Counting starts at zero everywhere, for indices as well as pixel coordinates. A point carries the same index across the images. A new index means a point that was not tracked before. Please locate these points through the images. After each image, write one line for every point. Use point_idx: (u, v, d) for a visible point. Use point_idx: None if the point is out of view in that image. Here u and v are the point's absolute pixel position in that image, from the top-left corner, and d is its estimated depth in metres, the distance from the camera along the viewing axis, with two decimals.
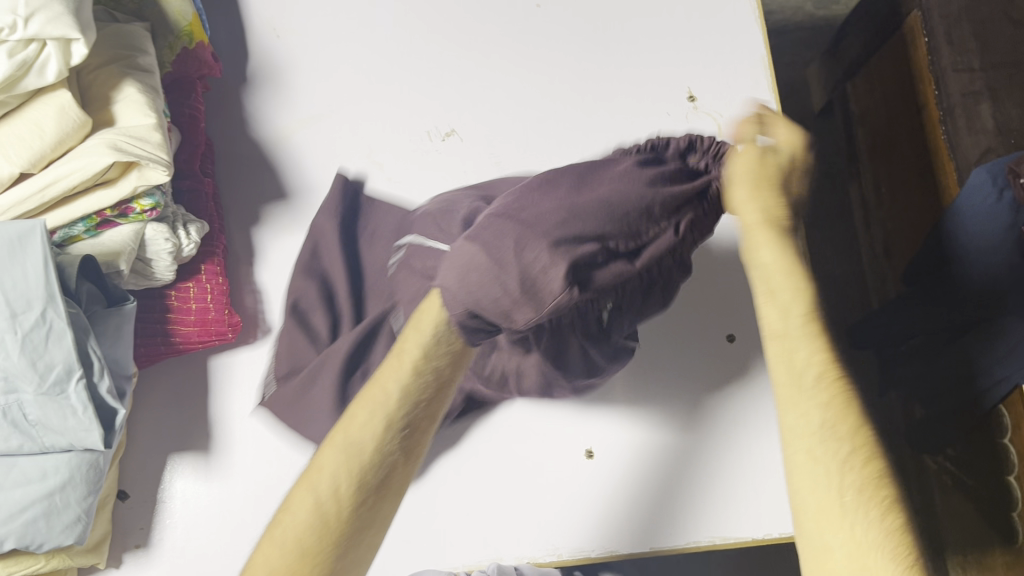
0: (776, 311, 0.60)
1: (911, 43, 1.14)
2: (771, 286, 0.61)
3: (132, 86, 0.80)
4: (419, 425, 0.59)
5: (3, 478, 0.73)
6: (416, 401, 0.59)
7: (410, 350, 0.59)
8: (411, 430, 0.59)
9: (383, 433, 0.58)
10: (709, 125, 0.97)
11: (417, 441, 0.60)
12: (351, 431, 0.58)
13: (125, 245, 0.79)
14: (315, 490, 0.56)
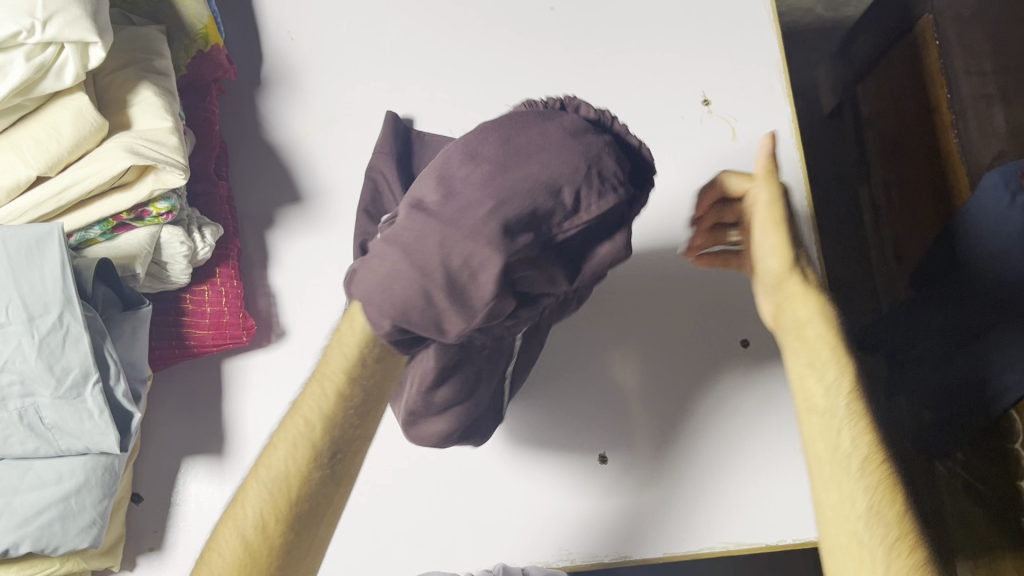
0: (818, 424, 0.62)
1: (924, 47, 1.14)
2: (813, 399, 0.63)
3: (149, 89, 0.80)
4: (340, 451, 0.59)
5: (19, 481, 0.73)
6: (340, 419, 0.58)
7: (331, 372, 0.58)
8: (334, 455, 0.58)
9: (305, 461, 0.57)
10: (724, 129, 0.97)
11: (340, 469, 0.59)
12: (271, 459, 0.58)
13: (140, 248, 0.79)
14: (237, 518, 0.57)
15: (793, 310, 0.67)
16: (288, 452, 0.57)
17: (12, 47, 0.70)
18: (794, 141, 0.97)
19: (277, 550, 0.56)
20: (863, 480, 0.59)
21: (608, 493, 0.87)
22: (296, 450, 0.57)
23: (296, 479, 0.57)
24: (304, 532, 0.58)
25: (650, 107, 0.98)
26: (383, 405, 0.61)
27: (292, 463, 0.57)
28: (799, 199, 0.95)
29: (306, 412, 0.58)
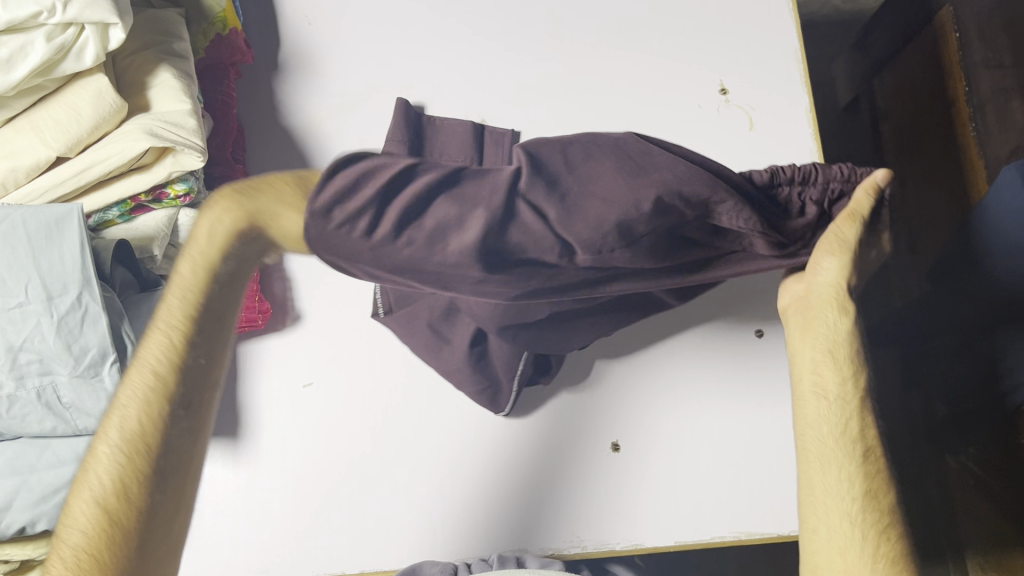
0: (832, 409, 0.66)
1: (942, 40, 1.13)
2: (827, 385, 0.67)
3: (167, 72, 0.80)
4: (188, 383, 0.58)
5: (36, 460, 0.74)
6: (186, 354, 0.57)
7: (173, 315, 0.57)
8: (183, 397, 0.58)
9: (156, 412, 0.57)
10: (742, 119, 0.97)
11: (193, 402, 0.59)
12: (123, 412, 0.57)
13: (158, 231, 0.80)
14: (88, 488, 0.57)
15: (823, 300, 0.67)
16: (139, 407, 0.57)
17: (31, 28, 0.70)
18: (812, 133, 0.96)
19: (138, 501, 0.56)
20: (857, 467, 0.64)
21: (617, 478, 0.87)
22: (147, 403, 0.57)
23: (149, 431, 0.56)
24: (163, 482, 0.57)
25: (667, 95, 0.98)
26: (230, 324, 0.60)
27: (143, 417, 0.56)
28: None
29: (151, 356, 0.57)
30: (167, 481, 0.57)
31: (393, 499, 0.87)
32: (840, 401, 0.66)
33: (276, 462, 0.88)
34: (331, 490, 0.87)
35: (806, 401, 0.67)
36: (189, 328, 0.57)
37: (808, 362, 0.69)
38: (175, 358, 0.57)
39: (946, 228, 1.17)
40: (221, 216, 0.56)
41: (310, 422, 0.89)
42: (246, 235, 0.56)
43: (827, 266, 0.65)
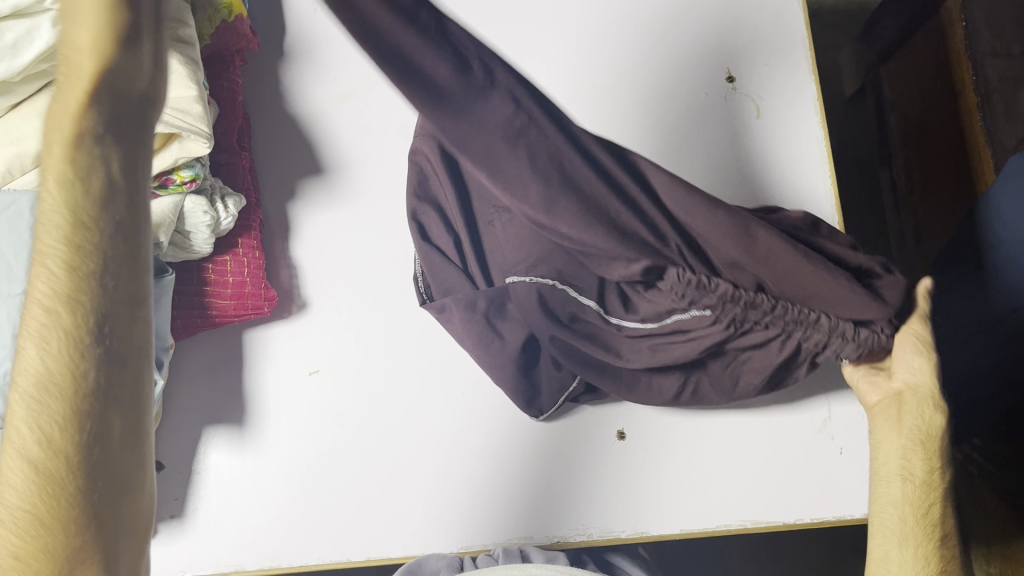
0: (917, 492, 0.72)
1: (948, 29, 1.12)
2: (912, 469, 0.73)
3: (174, 58, 0.79)
4: (106, 310, 0.50)
5: None
6: (72, 288, 0.49)
7: (48, 233, 0.49)
8: (104, 328, 0.50)
9: (61, 349, 0.49)
10: (749, 107, 0.96)
11: (120, 335, 0.51)
12: (26, 373, 0.49)
13: (164, 217, 0.79)
14: (13, 443, 0.50)
15: (910, 402, 0.74)
16: (39, 358, 0.49)
17: (37, 14, 0.70)
18: (819, 121, 0.96)
19: (79, 463, 0.50)
20: (932, 548, 0.71)
21: (624, 464, 0.87)
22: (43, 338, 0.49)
23: (65, 387, 0.49)
24: (108, 429, 0.51)
25: (674, 83, 0.97)
26: (138, 226, 0.52)
27: (47, 351, 0.49)
28: (823, 179, 0.94)
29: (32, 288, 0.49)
30: (105, 438, 0.51)
31: (400, 484, 0.87)
32: (920, 487, 0.73)
33: (283, 449, 0.88)
34: (334, 465, 0.87)
35: (891, 480, 0.74)
36: (83, 253, 0.49)
37: (896, 447, 0.75)
38: (67, 287, 0.49)
39: (952, 217, 1.17)
40: (57, 119, 0.49)
41: (319, 409, 0.89)
42: (120, 120, 0.50)
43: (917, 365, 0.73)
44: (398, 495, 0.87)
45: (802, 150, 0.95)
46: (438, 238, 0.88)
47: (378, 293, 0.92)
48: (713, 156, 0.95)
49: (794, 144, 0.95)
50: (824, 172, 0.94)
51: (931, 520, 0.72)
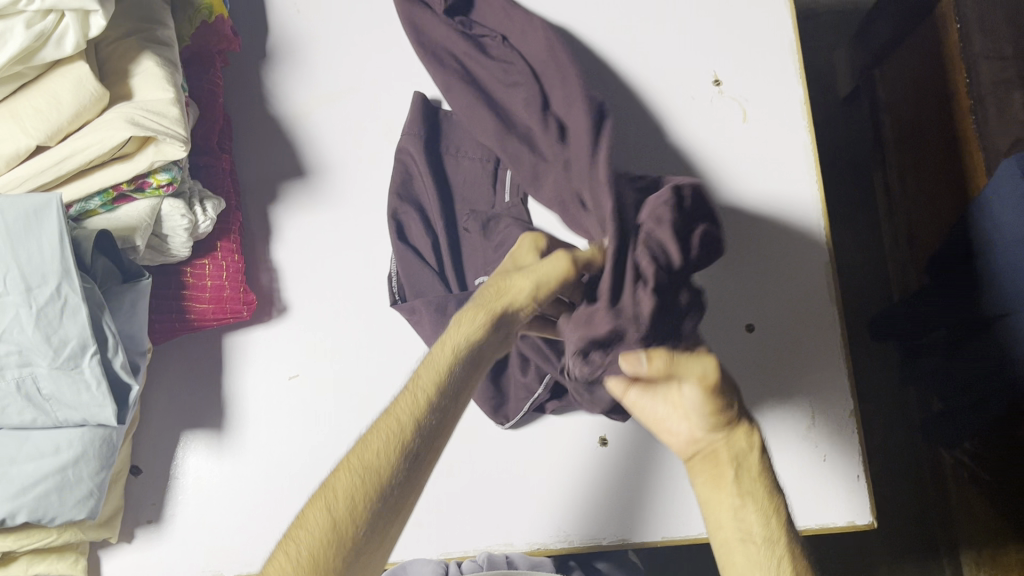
0: (761, 550, 0.67)
1: (942, 30, 1.10)
2: (750, 529, 0.69)
3: (151, 59, 0.79)
4: (424, 442, 0.61)
5: (16, 451, 0.74)
6: (429, 413, 0.61)
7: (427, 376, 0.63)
8: (421, 452, 0.61)
9: (396, 454, 0.59)
10: (735, 111, 0.95)
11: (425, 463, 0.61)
12: (364, 450, 0.60)
13: (141, 220, 0.78)
14: (311, 527, 0.57)
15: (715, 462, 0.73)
16: (381, 449, 0.59)
17: (11, 14, 0.69)
18: (806, 125, 0.94)
19: (352, 540, 0.57)
20: None
21: (606, 469, 0.86)
22: (388, 445, 0.59)
23: (381, 470, 0.59)
24: (371, 536, 0.58)
25: (660, 85, 0.97)
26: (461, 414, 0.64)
27: (383, 452, 0.59)
28: (809, 184, 0.93)
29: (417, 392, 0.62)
30: (381, 523, 0.59)
31: None
32: (758, 546, 0.68)
33: (262, 453, 0.87)
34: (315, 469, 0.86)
35: (733, 547, 0.69)
36: (437, 397, 0.62)
37: (726, 510, 0.71)
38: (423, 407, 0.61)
39: (945, 222, 1.16)
40: (466, 322, 0.67)
41: (299, 412, 0.88)
42: (494, 331, 0.68)
43: (689, 397, 0.74)
44: None
45: (789, 154, 0.94)
46: (416, 239, 0.90)
47: (358, 298, 0.91)
48: (698, 160, 0.94)
49: (782, 149, 0.94)
50: (810, 176, 0.93)
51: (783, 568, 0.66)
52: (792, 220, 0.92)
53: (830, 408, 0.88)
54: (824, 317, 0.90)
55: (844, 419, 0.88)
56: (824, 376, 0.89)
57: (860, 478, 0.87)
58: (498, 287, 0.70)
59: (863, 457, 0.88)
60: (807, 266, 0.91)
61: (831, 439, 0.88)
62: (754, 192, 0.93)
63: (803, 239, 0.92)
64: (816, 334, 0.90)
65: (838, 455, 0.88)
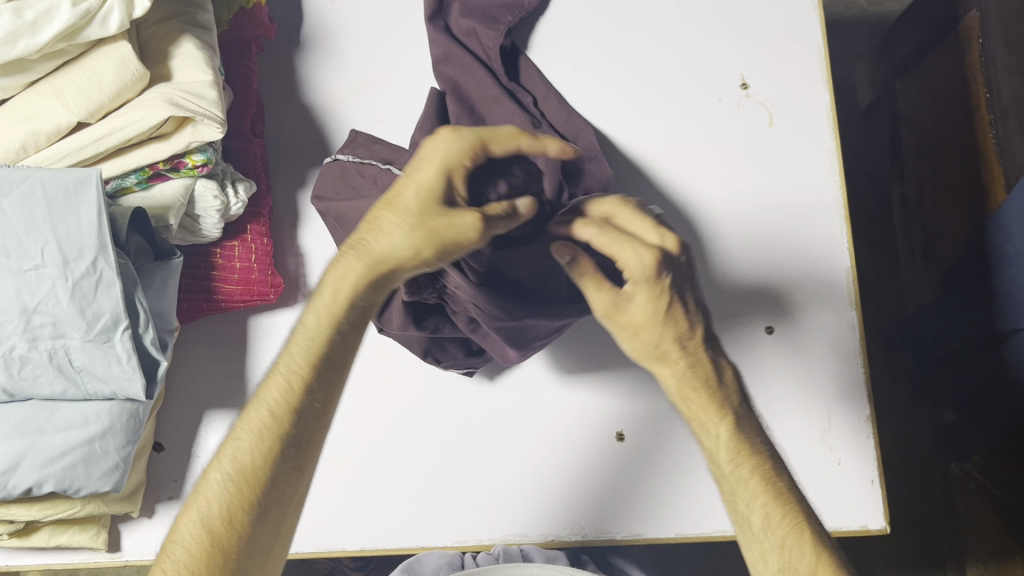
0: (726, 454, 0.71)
1: (965, 45, 1.08)
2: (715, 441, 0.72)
3: (191, 42, 0.80)
4: (310, 410, 0.65)
5: (46, 422, 0.75)
6: (300, 399, 0.65)
7: (296, 358, 0.66)
8: (298, 441, 0.65)
9: (269, 447, 0.64)
10: (761, 115, 0.96)
11: (310, 426, 0.66)
12: (236, 448, 0.64)
13: (174, 200, 0.79)
14: (201, 504, 0.63)
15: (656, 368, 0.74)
16: (255, 440, 0.64)
17: None
18: (832, 132, 0.95)
19: (242, 529, 0.63)
20: (763, 524, 0.68)
21: (623, 462, 0.87)
22: (261, 438, 0.64)
23: (257, 469, 0.63)
24: (269, 515, 0.64)
25: (687, 88, 0.97)
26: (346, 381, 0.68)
27: (258, 445, 0.64)
28: (833, 191, 0.94)
29: (272, 389, 0.65)
30: (289, 476, 0.65)
31: (401, 476, 0.89)
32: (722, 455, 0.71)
33: None
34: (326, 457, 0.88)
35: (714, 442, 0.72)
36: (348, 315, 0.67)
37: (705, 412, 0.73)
38: (299, 386, 0.65)
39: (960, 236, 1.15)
40: (341, 272, 0.67)
41: None
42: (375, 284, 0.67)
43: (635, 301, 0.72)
44: (397, 484, 0.89)
45: (813, 160, 0.94)
46: None
47: None
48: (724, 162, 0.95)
49: (807, 155, 0.95)
50: (834, 183, 0.94)
51: (752, 492, 0.69)
52: (816, 224, 0.93)
53: (844, 413, 0.89)
54: (848, 326, 0.91)
55: (859, 422, 0.89)
56: (838, 374, 0.90)
57: (873, 483, 0.88)
58: (441, 226, 0.65)
59: (876, 461, 0.88)
60: (827, 270, 0.92)
61: (845, 443, 0.89)
62: (776, 196, 0.94)
63: (824, 244, 0.92)
64: (835, 337, 0.90)
65: (853, 458, 0.88)
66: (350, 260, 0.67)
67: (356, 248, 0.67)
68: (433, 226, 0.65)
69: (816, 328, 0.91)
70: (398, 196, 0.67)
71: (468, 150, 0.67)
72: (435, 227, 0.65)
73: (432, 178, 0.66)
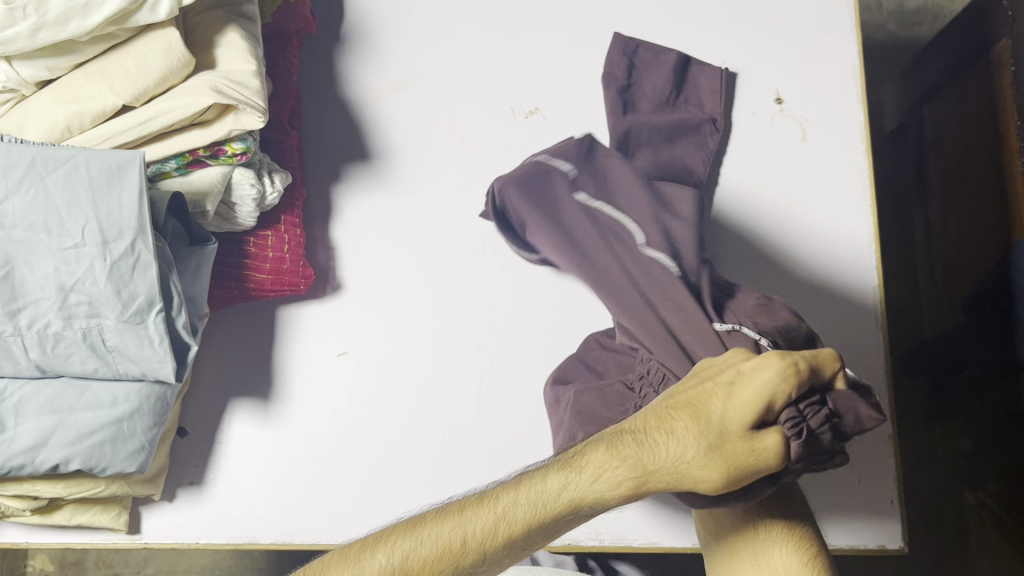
0: None
1: (997, 74, 1.03)
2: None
3: (235, 32, 0.81)
4: (495, 563, 0.52)
5: (76, 400, 0.76)
6: (496, 554, 0.52)
7: (573, 480, 0.53)
8: None
9: None
10: (794, 131, 0.95)
11: (477, 574, 0.52)
12: (431, 537, 0.51)
13: (213, 186, 0.80)
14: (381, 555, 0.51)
15: (667, 426, 0.55)
16: (464, 542, 0.51)
17: None
18: (864, 148, 0.94)
19: None
20: None
21: None
22: (441, 557, 0.51)
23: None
24: None
25: None
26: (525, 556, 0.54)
27: (457, 551, 0.51)
28: (862, 207, 0.92)
29: (511, 506, 0.52)
30: None
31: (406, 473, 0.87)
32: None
33: (305, 427, 0.89)
34: (330, 443, 0.88)
35: None
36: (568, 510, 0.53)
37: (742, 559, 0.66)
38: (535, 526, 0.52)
39: (978, 267, 1.12)
40: (614, 462, 0.54)
41: (345, 389, 0.89)
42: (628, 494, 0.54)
43: (711, 411, 0.55)
44: (399, 477, 0.87)
45: (844, 178, 0.93)
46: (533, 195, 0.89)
47: (411, 284, 0.92)
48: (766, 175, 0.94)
49: (837, 173, 0.93)
50: (864, 200, 0.92)
51: None
52: (843, 238, 0.92)
53: (869, 430, 0.88)
54: (872, 342, 0.89)
55: (883, 442, 0.88)
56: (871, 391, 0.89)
57: (894, 502, 0.87)
58: (743, 452, 0.54)
59: (898, 480, 0.88)
60: (854, 287, 0.90)
61: (868, 461, 0.88)
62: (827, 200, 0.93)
63: (852, 261, 0.91)
64: (861, 353, 0.89)
65: (875, 476, 0.88)
66: (659, 465, 0.54)
67: (631, 442, 0.55)
68: (727, 455, 0.54)
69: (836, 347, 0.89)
70: (704, 404, 0.55)
71: (795, 381, 0.56)
72: (722, 455, 0.54)
73: (751, 398, 0.54)
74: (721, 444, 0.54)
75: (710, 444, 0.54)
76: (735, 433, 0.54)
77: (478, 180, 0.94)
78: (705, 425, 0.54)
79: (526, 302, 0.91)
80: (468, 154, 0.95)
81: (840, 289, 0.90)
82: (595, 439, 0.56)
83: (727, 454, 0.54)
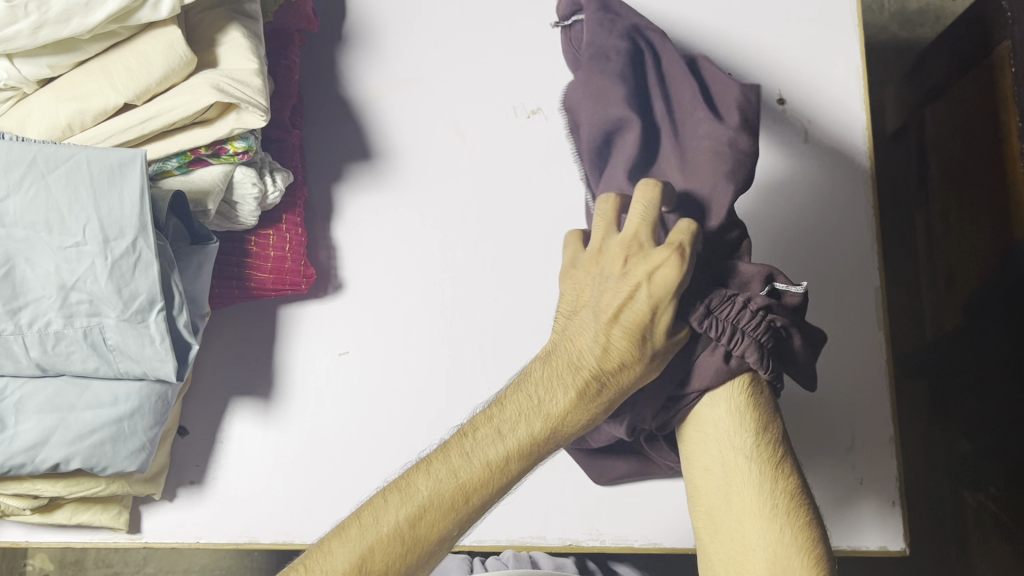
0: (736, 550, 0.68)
1: (999, 75, 1.03)
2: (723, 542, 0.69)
3: (237, 31, 0.81)
4: (491, 493, 0.64)
5: (76, 399, 0.76)
6: (493, 481, 0.64)
7: (529, 394, 0.67)
8: (468, 515, 0.63)
9: (450, 510, 0.62)
10: (797, 131, 0.94)
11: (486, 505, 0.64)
12: (429, 481, 0.63)
13: (214, 184, 0.80)
14: (387, 515, 0.61)
15: (573, 323, 0.70)
16: (459, 477, 0.63)
17: None
18: (865, 149, 0.93)
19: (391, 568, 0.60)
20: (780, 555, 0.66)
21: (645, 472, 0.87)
22: (444, 494, 0.62)
23: (442, 524, 0.62)
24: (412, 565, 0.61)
25: None
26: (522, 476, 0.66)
27: (456, 488, 0.63)
28: (863, 206, 0.92)
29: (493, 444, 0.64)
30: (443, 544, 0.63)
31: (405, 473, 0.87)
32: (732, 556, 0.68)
33: (307, 426, 0.89)
34: (330, 442, 0.88)
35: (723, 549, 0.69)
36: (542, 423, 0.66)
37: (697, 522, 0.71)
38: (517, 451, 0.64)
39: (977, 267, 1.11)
40: (555, 375, 0.67)
41: (347, 390, 0.89)
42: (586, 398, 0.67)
43: (635, 297, 0.68)
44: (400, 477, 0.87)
45: (848, 176, 0.93)
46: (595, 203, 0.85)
47: (413, 284, 0.91)
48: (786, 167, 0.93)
49: (845, 171, 0.93)
50: (865, 199, 0.93)
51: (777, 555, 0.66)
52: (851, 239, 0.92)
53: (869, 432, 0.88)
54: (874, 344, 0.90)
55: (884, 444, 0.88)
56: (873, 394, 0.89)
57: (895, 505, 0.87)
58: (649, 327, 0.68)
59: (899, 483, 0.87)
60: (860, 288, 0.91)
61: (869, 463, 0.88)
62: (833, 203, 0.93)
63: (857, 261, 0.91)
64: (866, 354, 0.90)
65: (876, 478, 0.88)
66: (593, 356, 0.67)
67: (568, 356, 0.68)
68: (647, 353, 0.68)
69: (837, 348, 0.90)
70: (634, 319, 0.68)
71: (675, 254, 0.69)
72: (639, 349, 0.68)
73: (661, 294, 0.68)
74: (628, 322, 0.68)
75: (623, 330, 0.68)
76: (634, 310, 0.68)
77: (480, 179, 0.94)
78: (614, 301, 0.69)
79: (528, 302, 0.90)
80: (469, 154, 0.94)
81: (850, 290, 0.91)
82: (534, 362, 0.69)
83: (638, 329, 0.68)
